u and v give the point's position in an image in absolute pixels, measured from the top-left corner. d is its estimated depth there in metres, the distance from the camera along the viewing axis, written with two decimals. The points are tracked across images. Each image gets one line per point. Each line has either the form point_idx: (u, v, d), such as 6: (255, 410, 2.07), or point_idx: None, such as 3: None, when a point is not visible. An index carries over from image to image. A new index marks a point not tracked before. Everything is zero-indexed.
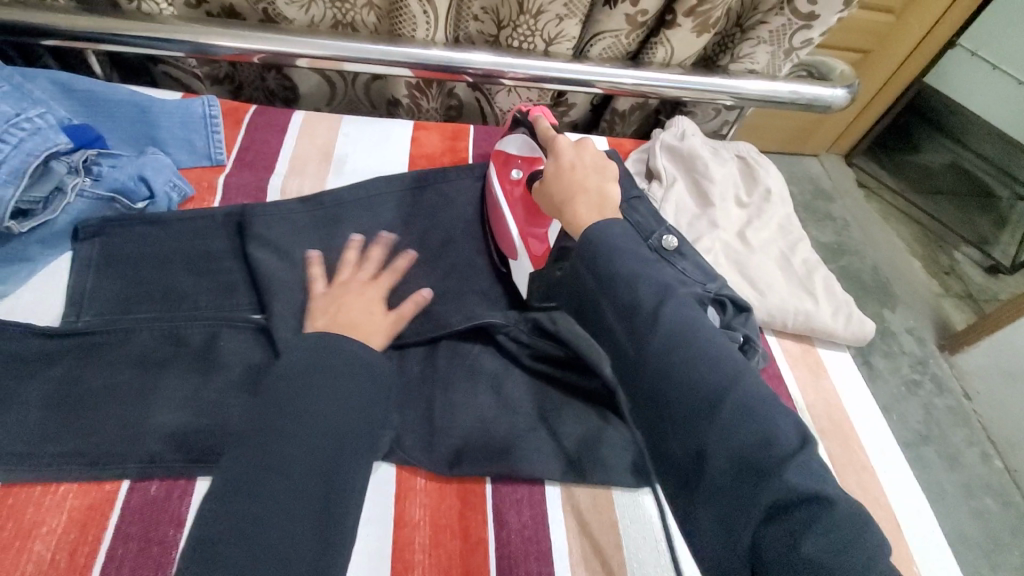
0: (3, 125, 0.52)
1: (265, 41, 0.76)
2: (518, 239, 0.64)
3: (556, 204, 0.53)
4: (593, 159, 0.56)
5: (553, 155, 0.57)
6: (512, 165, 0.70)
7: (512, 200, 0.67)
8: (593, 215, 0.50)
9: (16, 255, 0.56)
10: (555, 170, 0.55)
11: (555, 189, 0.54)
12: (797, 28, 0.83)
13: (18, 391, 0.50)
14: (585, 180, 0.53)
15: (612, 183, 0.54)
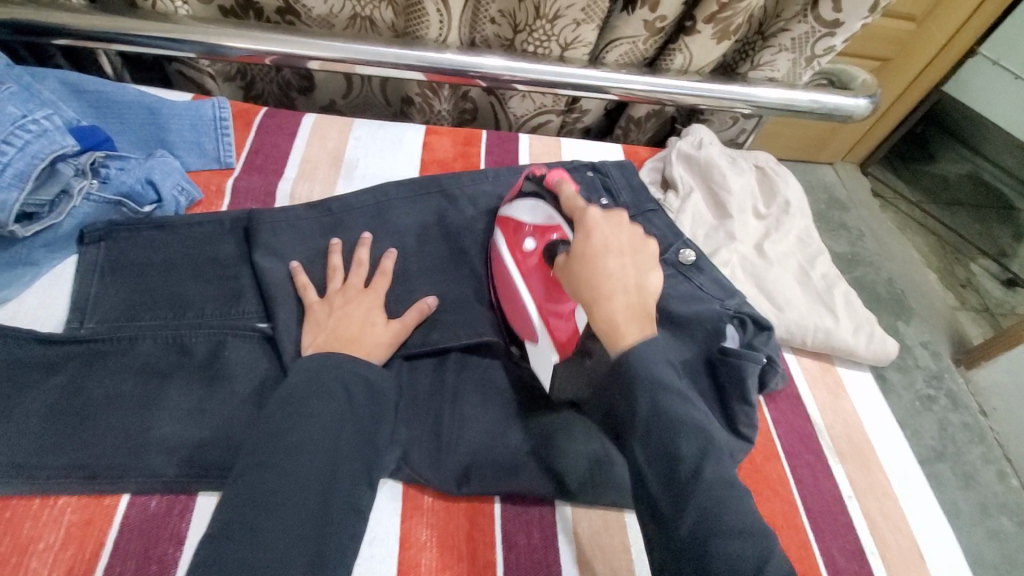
0: (9, 127, 0.50)
1: (276, 43, 0.75)
2: (539, 321, 0.57)
3: (586, 296, 0.50)
4: (628, 241, 0.53)
5: (580, 231, 0.53)
6: (523, 234, 0.62)
7: (528, 276, 0.59)
8: (633, 326, 0.47)
9: (20, 260, 0.55)
10: (583, 253, 0.51)
11: (586, 280, 0.50)
12: (820, 36, 0.80)
13: (17, 400, 0.48)
14: (619, 276, 0.50)
15: (650, 275, 0.52)
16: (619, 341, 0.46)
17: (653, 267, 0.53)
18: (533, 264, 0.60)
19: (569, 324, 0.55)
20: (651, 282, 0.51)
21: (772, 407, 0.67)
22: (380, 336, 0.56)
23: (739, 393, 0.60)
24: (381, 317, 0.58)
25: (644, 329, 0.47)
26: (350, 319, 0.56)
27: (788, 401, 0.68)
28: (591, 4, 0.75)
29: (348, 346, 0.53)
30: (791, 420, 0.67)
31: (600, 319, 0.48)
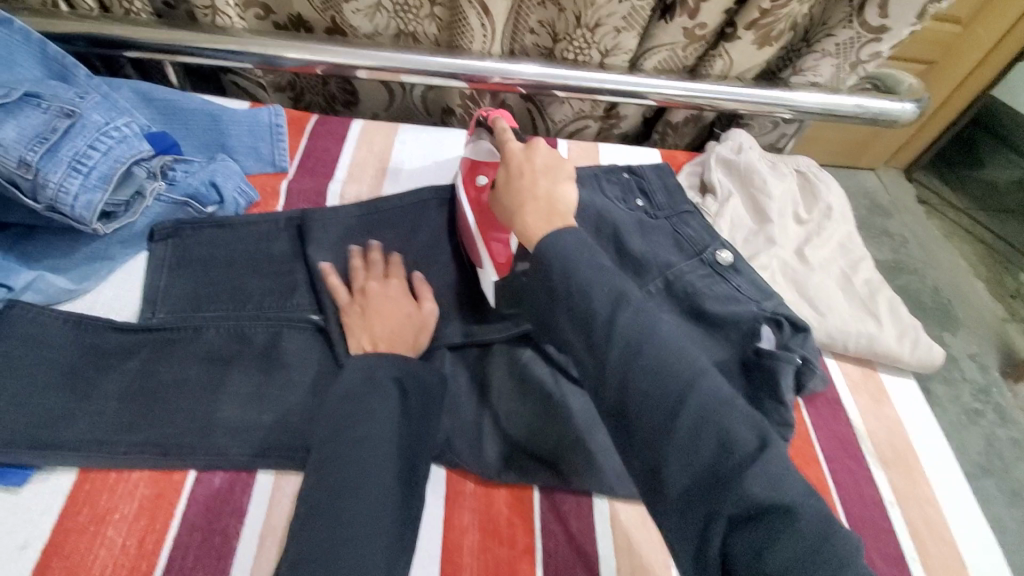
0: (94, 134, 0.54)
1: (329, 54, 0.79)
2: (483, 248, 0.62)
3: (507, 210, 0.54)
4: (545, 161, 0.57)
5: (504, 160, 0.58)
6: (478, 172, 0.67)
7: (474, 210, 0.64)
8: (542, 222, 0.50)
9: (98, 254, 0.59)
10: (505, 177, 0.56)
11: (505, 193, 0.55)
12: (866, 41, 0.80)
13: (98, 382, 0.53)
14: (533, 185, 0.54)
15: (564, 185, 0.55)
16: (531, 238, 0.50)
17: (570, 180, 0.56)
18: (481, 199, 0.65)
19: (506, 249, 0.61)
20: (564, 190, 0.54)
21: (812, 410, 0.67)
22: (421, 330, 0.59)
23: (775, 395, 0.60)
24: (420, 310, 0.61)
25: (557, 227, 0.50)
26: (394, 313, 0.59)
27: (828, 405, 0.68)
28: (631, 12, 0.77)
29: (393, 341, 0.56)
30: (832, 424, 0.66)
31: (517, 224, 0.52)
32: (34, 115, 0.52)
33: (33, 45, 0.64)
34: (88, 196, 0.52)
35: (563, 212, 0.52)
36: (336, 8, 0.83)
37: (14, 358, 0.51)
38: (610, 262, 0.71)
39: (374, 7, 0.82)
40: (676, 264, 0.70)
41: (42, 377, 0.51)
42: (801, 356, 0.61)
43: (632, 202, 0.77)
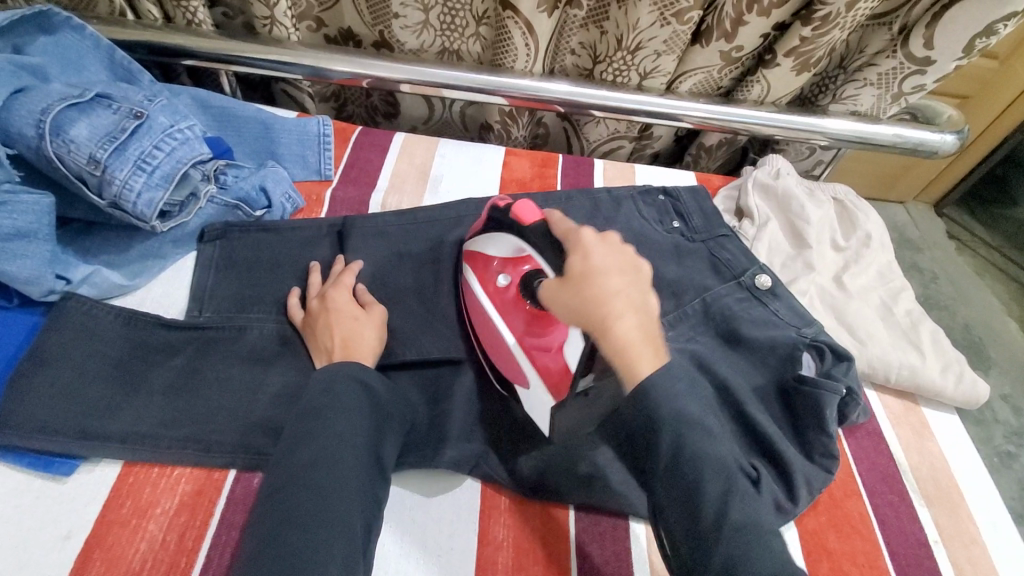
0: (160, 134, 0.56)
1: (375, 68, 0.81)
2: (528, 365, 0.53)
3: (589, 324, 0.46)
4: (620, 262, 0.48)
5: (570, 256, 0.49)
6: (494, 270, 0.59)
7: (511, 314, 0.56)
8: (644, 350, 0.44)
9: (152, 252, 0.61)
10: (578, 277, 0.47)
11: (586, 307, 0.46)
12: (910, 73, 0.80)
13: (145, 376, 0.54)
14: (621, 298, 0.45)
15: (648, 296, 0.47)
16: (636, 372, 0.43)
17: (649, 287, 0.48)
18: (512, 303, 0.56)
19: (557, 360, 0.52)
20: (651, 303, 0.47)
21: (852, 442, 0.66)
22: (376, 328, 0.59)
23: (819, 425, 0.59)
24: (369, 308, 0.61)
25: (654, 354, 0.44)
26: (345, 317, 0.58)
27: (869, 437, 0.66)
28: (673, 36, 0.78)
29: (349, 346, 0.56)
30: (872, 457, 0.65)
31: (612, 341, 0.44)
32: (104, 116, 0.54)
33: (101, 50, 0.67)
34: (149, 195, 0.55)
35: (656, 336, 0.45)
36: (385, 25, 0.86)
37: (67, 351, 0.52)
38: None
39: (420, 24, 0.84)
40: (714, 287, 0.70)
41: (92, 369, 0.52)
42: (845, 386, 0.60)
43: (668, 224, 0.77)
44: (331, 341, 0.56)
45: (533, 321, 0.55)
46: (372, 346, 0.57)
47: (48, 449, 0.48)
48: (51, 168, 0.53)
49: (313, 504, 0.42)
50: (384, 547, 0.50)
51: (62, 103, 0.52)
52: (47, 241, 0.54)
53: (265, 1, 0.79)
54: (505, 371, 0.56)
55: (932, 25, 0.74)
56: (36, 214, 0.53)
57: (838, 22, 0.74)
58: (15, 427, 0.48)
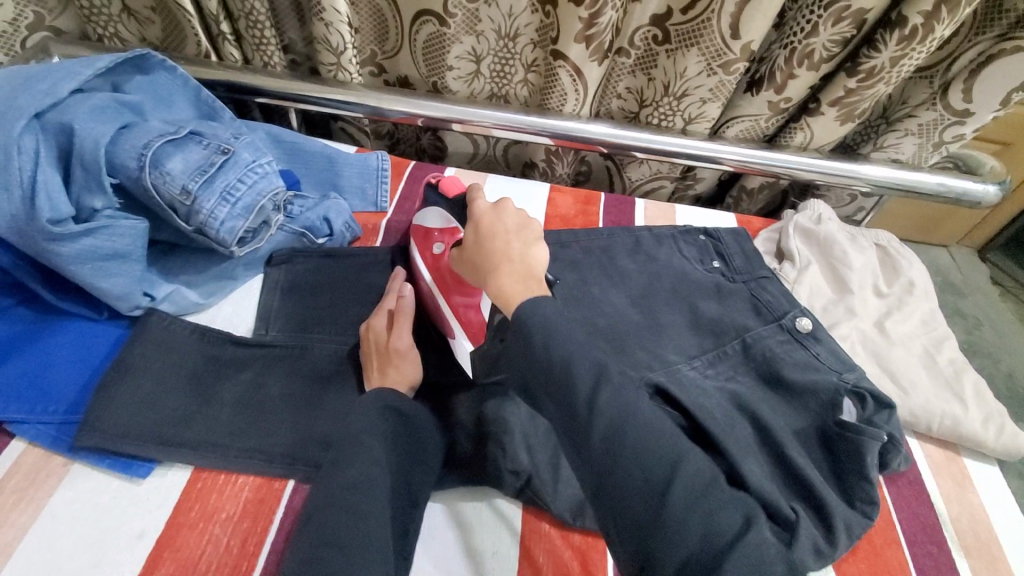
0: (245, 168, 0.62)
1: (430, 108, 0.86)
2: (452, 316, 0.62)
3: (481, 272, 0.53)
4: (515, 220, 0.56)
5: (472, 219, 0.57)
6: (432, 240, 0.67)
7: (438, 278, 0.65)
8: (519, 285, 0.50)
9: (225, 273, 0.67)
10: (476, 236, 0.55)
11: (479, 257, 0.54)
12: (950, 123, 0.81)
13: (216, 388, 0.58)
14: (508, 248, 0.53)
15: (537, 246, 0.55)
16: (511, 303, 0.49)
17: (540, 242, 0.56)
18: (441, 268, 0.64)
19: (477, 316, 0.60)
20: (536, 254, 0.54)
21: (894, 490, 0.65)
22: (403, 365, 0.59)
23: (862, 471, 0.59)
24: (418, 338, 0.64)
25: (533, 290, 0.50)
26: (375, 350, 0.61)
27: (910, 486, 0.66)
28: (718, 85, 0.81)
29: (370, 380, 0.59)
30: (914, 507, 0.64)
31: (492, 287, 0.51)
32: (196, 150, 0.60)
33: (189, 89, 0.74)
34: (232, 222, 0.60)
35: (536, 276, 0.52)
36: (439, 74, 0.91)
37: (148, 361, 0.57)
38: (685, 320, 0.73)
39: (472, 74, 0.90)
40: (754, 328, 0.71)
41: (169, 379, 0.57)
42: (888, 434, 0.60)
43: (708, 263, 0.79)
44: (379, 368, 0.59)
45: (455, 280, 0.63)
46: (388, 379, 0.58)
47: (129, 452, 0.52)
48: (147, 196, 0.58)
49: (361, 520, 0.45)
50: (428, 562, 0.52)
51: (162, 139, 0.58)
52: (138, 261, 0.60)
53: (334, 49, 0.85)
54: (442, 327, 0.65)
55: (971, 81, 0.76)
56: (132, 237, 0.58)
57: (883, 76, 0.76)
58: (102, 430, 0.52)
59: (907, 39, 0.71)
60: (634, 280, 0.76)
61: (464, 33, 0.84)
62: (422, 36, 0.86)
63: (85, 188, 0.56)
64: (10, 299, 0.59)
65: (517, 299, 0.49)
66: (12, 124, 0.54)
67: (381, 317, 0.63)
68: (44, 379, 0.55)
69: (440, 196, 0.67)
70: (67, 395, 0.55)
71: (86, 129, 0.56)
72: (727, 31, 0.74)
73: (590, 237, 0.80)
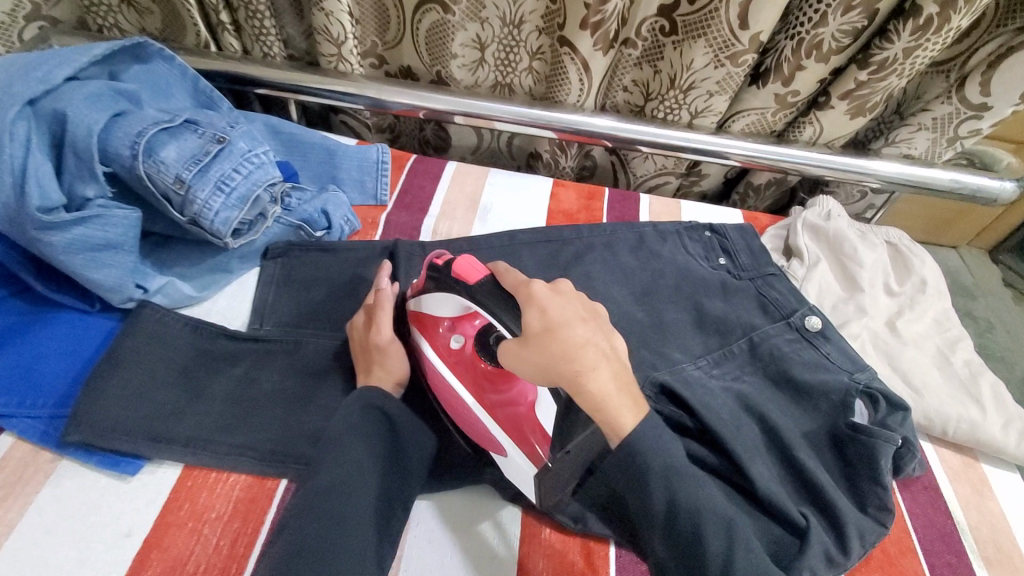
0: (240, 158, 0.61)
1: (431, 100, 0.85)
2: (500, 430, 0.52)
3: (564, 375, 0.44)
4: (583, 306, 0.47)
5: (533, 311, 0.46)
6: (444, 333, 0.58)
7: (468, 377, 0.56)
8: (625, 403, 0.44)
9: (220, 266, 0.65)
10: (550, 334, 0.44)
11: (556, 363, 0.44)
12: (965, 117, 0.79)
13: (209, 384, 0.57)
14: (597, 345, 0.45)
15: (616, 335, 0.47)
16: (620, 427, 0.43)
17: (613, 328, 0.48)
18: (473, 364, 0.56)
19: (530, 416, 0.52)
20: (619, 347, 0.47)
21: (906, 495, 0.63)
22: (387, 362, 0.58)
23: (874, 475, 0.57)
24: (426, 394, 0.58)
25: (636, 402, 0.44)
26: (357, 348, 0.59)
27: (925, 491, 0.64)
28: (726, 78, 0.79)
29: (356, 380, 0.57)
30: (929, 514, 0.62)
31: (590, 394, 0.43)
32: (190, 139, 0.59)
33: (187, 79, 0.72)
34: (226, 213, 0.59)
35: (631, 380, 0.45)
36: (443, 64, 0.89)
37: (140, 355, 0.56)
38: (690, 318, 0.71)
39: (477, 62, 0.88)
40: (761, 327, 0.69)
41: (161, 373, 0.56)
42: (902, 437, 0.58)
43: (714, 261, 0.77)
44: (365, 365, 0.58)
45: (490, 377, 0.55)
46: (372, 378, 0.56)
47: (118, 448, 0.51)
48: (140, 185, 0.57)
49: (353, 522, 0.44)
50: (424, 564, 0.51)
51: (156, 127, 0.57)
52: (131, 253, 0.59)
53: (334, 40, 0.84)
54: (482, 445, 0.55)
55: (988, 72, 0.74)
56: (124, 227, 0.57)
57: (895, 68, 0.74)
58: (91, 426, 0.51)
59: (922, 29, 0.69)
60: (638, 277, 0.75)
61: (468, 21, 0.82)
62: (425, 24, 0.85)
63: (77, 176, 0.55)
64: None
65: (632, 420, 0.43)
66: (5, 110, 0.53)
67: (361, 313, 0.61)
68: (32, 372, 0.54)
69: (451, 282, 0.52)
70: (57, 389, 0.54)
71: (78, 115, 0.55)
72: (735, 21, 0.72)
73: (594, 233, 0.78)
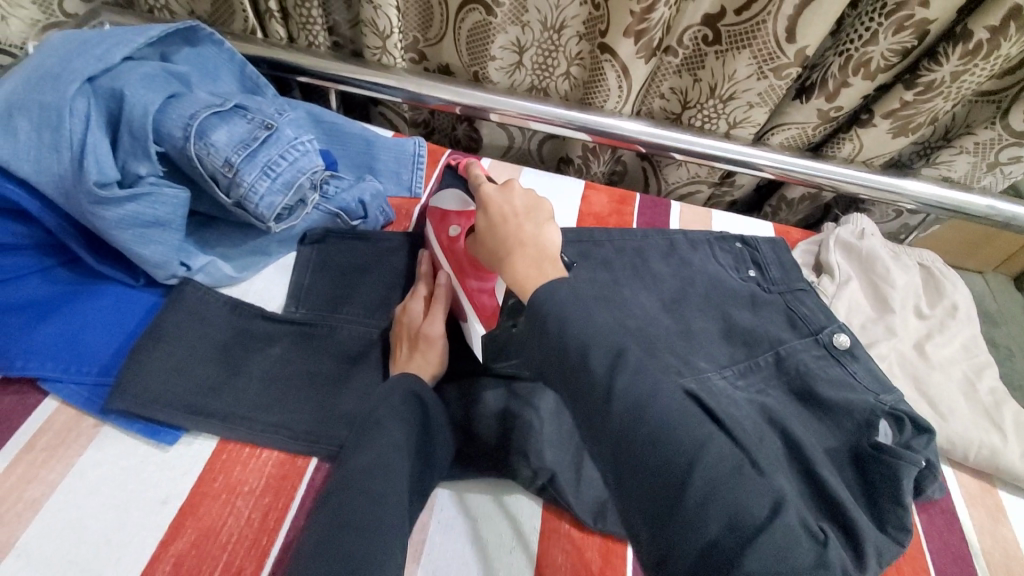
0: (286, 144, 0.62)
1: (470, 97, 0.86)
2: (466, 299, 0.63)
3: (497, 256, 0.54)
4: (524, 201, 0.58)
5: (483, 208, 0.58)
6: (448, 221, 0.66)
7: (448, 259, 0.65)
8: (533, 271, 0.50)
9: (259, 249, 0.67)
10: (488, 225, 0.56)
11: (493, 241, 0.55)
12: (1008, 145, 0.78)
13: (246, 361, 0.58)
14: (520, 232, 0.54)
15: (548, 228, 0.55)
16: (527, 291, 0.49)
17: (552, 221, 0.56)
18: (456, 249, 0.64)
19: (491, 300, 0.61)
20: (549, 234, 0.54)
21: (927, 518, 0.63)
22: (428, 354, 0.59)
23: (896, 497, 0.57)
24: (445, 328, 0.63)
25: (547, 273, 0.50)
26: (403, 335, 0.61)
27: (945, 516, 0.63)
28: (768, 90, 0.79)
29: (393, 365, 0.59)
30: (947, 538, 0.62)
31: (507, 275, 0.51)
32: (239, 123, 0.60)
33: (235, 65, 0.74)
34: (270, 197, 0.61)
35: (549, 255, 0.51)
36: (480, 64, 0.90)
37: (181, 329, 0.57)
38: (717, 327, 0.71)
39: (515, 64, 0.89)
40: (788, 340, 0.69)
41: (202, 349, 0.57)
42: (926, 460, 0.58)
43: (743, 272, 0.77)
44: (407, 352, 0.59)
45: (468, 264, 0.63)
46: (411, 366, 0.58)
47: (157, 418, 0.53)
48: (190, 166, 0.59)
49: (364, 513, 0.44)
50: (443, 551, 0.52)
51: (208, 111, 0.58)
52: (177, 230, 0.60)
53: (379, 33, 0.85)
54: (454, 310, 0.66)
55: None
56: (173, 206, 0.58)
57: (941, 91, 0.73)
58: (132, 395, 0.52)
59: (970, 55, 0.68)
60: (666, 283, 0.75)
61: (510, 23, 0.83)
62: (467, 24, 0.85)
63: (131, 154, 0.57)
64: (49, 259, 0.60)
65: (536, 284, 0.49)
66: (67, 87, 0.55)
67: (416, 304, 0.62)
68: (80, 340, 0.56)
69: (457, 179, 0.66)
70: (100, 358, 0.56)
71: (136, 95, 0.57)
72: (782, 34, 0.72)
73: (624, 237, 0.78)
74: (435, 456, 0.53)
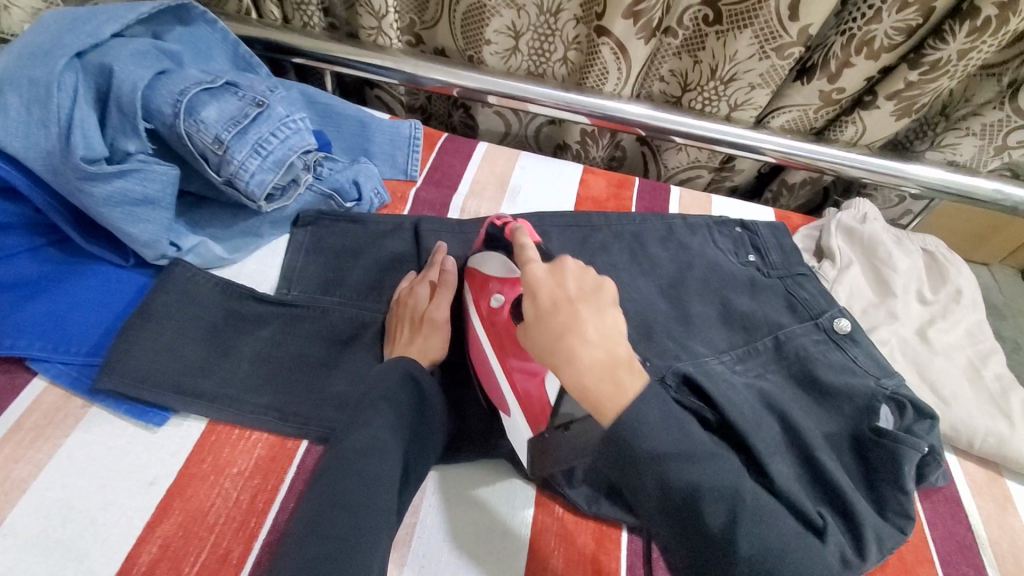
0: (277, 123, 0.61)
1: (467, 79, 0.84)
2: (507, 383, 0.55)
3: (550, 358, 0.46)
4: (579, 285, 0.49)
5: (528, 288, 0.49)
6: (489, 290, 0.59)
7: (488, 333, 0.58)
8: (607, 387, 0.44)
9: (250, 231, 0.66)
10: (537, 318, 0.47)
11: (548, 344, 0.46)
12: (1015, 126, 0.76)
13: (236, 342, 0.57)
14: (581, 327, 0.46)
15: (610, 315, 0.48)
16: (604, 412, 0.43)
17: (614, 304, 0.49)
18: (498, 323, 0.57)
19: (537, 388, 0.53)
20: (611, 325, 0.47)
21: (927, 505, 0.62)
22: (431, 339, 0.59)
23: (897, 482, 0.56)
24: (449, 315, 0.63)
25: (623, 388, 0.44)
26: (406, 318, 0.60)
27: (947, 503, 0.62)
28: (769, 70, 0.77)
29: (392, 349, 0.58)
30: (949, 525, 0.61)
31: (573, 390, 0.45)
32: (230, 101, 0.59)
33: (227, 44, 0.73)
34: (261, 176, 0.60)
35: (622, 361, 0.45)
36: (475, 49, 0.89)
37: (171, 310, 0.57)
38: (716, 312, 0.70)
39: (510, 50, 0.87)
40: (788, 325, 0.68)
41: (191, 330, 0.57)
42: (929, 445, 0.57)
43: (743, 257, 0.76)
44: (409, 336, 0.58)
45: (511, 343, 0.56)
46: (413, 352, 0.57)
47: (146, 399, 0.52)
48: (179, 143, 0.58)
49: (357, 493, 0.43)
50: (435, 535, 0.51)
51: (198, 87, 0.57)
52: (167, 209, 0.59)
53: (375, 13, 0.84)
54: (491, 397, 0.58)
55: None
56: (162, 184, 0.57)
57: (948, 70, 0.72)
58: (120, 375, 0.52)
59: (979, 31, 0.67)
60: (665, 268, 0.74)
61: (504, 7, 0.81)
62: (462, 6, 0.83)
63: (120, 131, 0.56)
64: (39, 239, 0.59)
65: (613, 407, 0.43)
66: (54, 62, 0.54)
67: (422, 288, 0.62)
68: (67, 320, 0.55)
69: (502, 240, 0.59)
70: (89, 338, 0.55)
71: (123, 71, 0.56)
72: (785, 11, 0.70)
73: (622, 221, 0.77)
74: (429, 439, 0.53)
